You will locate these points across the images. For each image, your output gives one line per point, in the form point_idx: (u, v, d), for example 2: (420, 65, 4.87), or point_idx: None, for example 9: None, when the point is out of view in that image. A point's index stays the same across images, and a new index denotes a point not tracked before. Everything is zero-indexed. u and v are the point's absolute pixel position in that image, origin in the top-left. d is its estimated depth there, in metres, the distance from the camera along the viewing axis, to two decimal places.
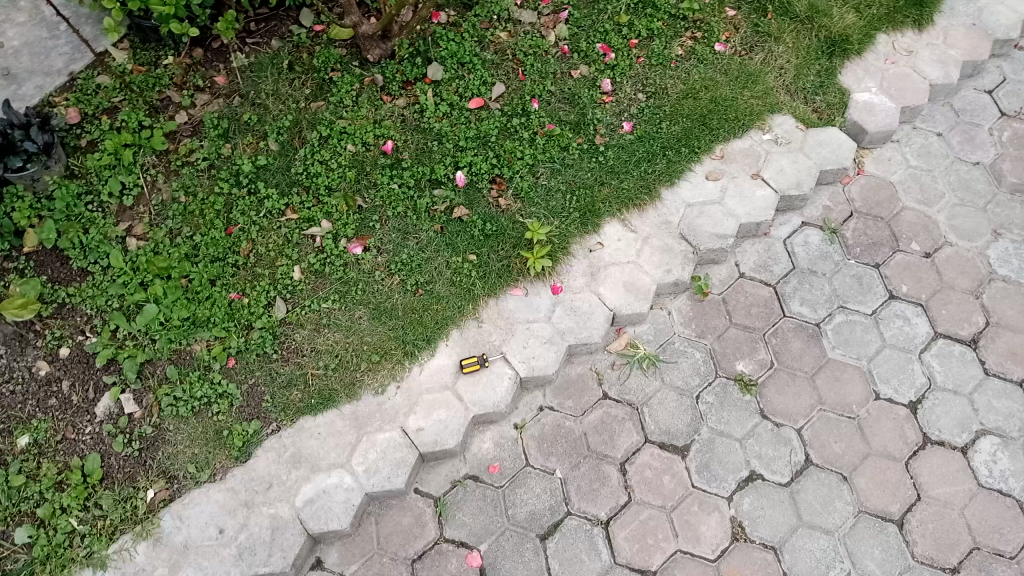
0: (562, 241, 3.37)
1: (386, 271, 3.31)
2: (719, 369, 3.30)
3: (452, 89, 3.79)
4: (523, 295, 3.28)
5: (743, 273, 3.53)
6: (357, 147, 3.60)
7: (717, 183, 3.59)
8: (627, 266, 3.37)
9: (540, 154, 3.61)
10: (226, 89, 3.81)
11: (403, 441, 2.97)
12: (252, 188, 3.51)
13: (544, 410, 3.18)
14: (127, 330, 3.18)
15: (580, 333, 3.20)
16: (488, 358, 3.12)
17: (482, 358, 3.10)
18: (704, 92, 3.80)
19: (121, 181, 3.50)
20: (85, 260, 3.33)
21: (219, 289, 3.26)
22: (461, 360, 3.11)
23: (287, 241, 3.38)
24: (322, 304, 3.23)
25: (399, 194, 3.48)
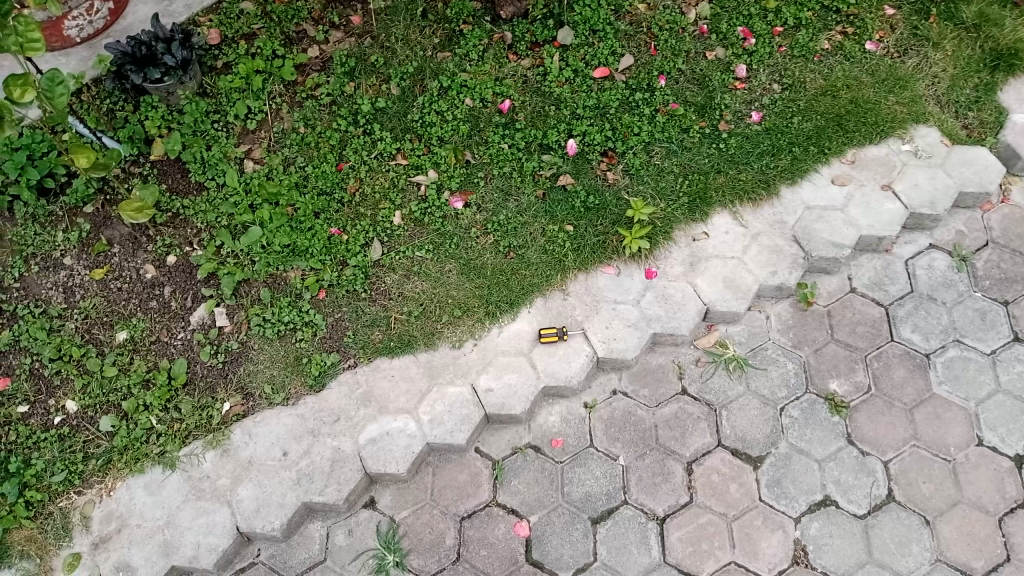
0: (665, 225, 3.25)
1: (482, 230, 3.29)
2: (810, 384, 3.12)
3: (579, 56, 3.71)
4: (615, 274, 3.19)
5: (855, 288, 3.30)
6: (474, 102, 3.58)
7: (843, 189, 3.37)
8: (729, 261, 3.22)
9: (657, 133, 3.49)
10: (359, 29, 3.84)
11: (470, 399, 2.96)
12: (367, 128, 3.55)
13: (617, 394, 3.10)
14: (230, 248, 3.32)
15: (667, 322, 3.09)
16: (567, 331, 3.06)
17: (560, 331, 3.03)
18: (844, 91, 3.57)
19: (248, 106, 3.62)
20: (203, 175, 3.47)
21: (321, 221, 3.33)
22: (540, 330, 3.06)
23: (393, 185, 3.41)
24: (416, 252, 3.26)
25: (508, 154, 3.45)
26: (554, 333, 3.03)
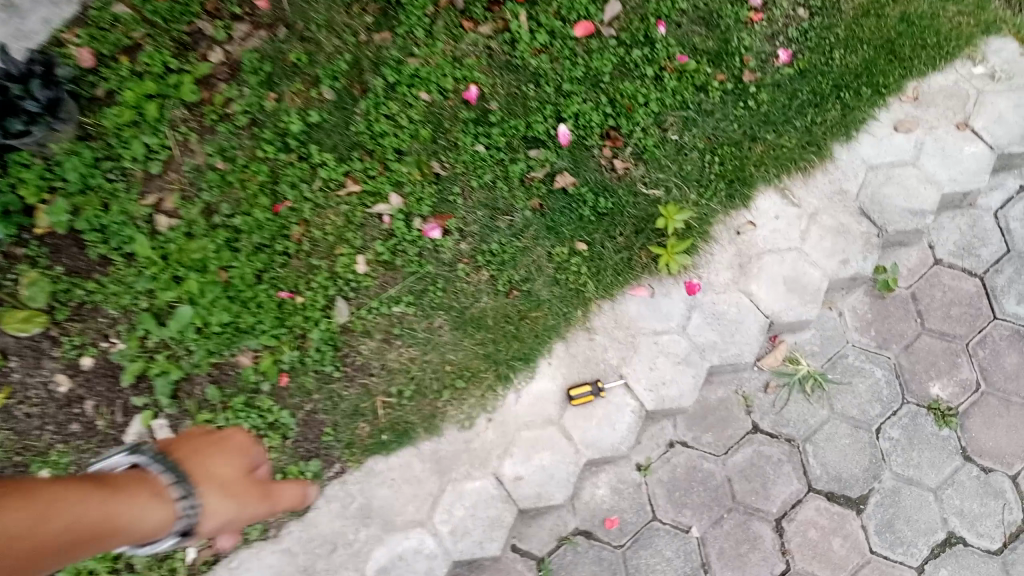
0: (701, 225, 2.55)
1: (470, 262, 2.57)
2: (907, 393, 2.51)
3: (552, 11, 2.85)
4: (648, 296, 2.53)
5: (939, 258, 2.66)
6: (432, 96, 2.77)
7: (910, 136, 2.70)
8: (788, 255, 2.56)
9: (669, 99, 2.72)
10: (269, 16, 2.95)
11: (497, 494, 2.34)
12: (303, 151, 2.75)
13: (675, 447, 2.46)
14: (159, 337, 2.60)
15: (725, 350, 2.47)
16: (604, 386, 2.42)
17: (597, 392, 2.40)
18: (892, 7, 2.78)
19: (145, 143, 2.80)
20: (106, 245, 2.69)
21: (266, 286, 2.62)
22: (570, 388, 2.42)
23: (349, 222, 2.65)
24: (394, 308, 2.54)
25: (486, 156, 2.68)
26: (589, 397, 2.40)
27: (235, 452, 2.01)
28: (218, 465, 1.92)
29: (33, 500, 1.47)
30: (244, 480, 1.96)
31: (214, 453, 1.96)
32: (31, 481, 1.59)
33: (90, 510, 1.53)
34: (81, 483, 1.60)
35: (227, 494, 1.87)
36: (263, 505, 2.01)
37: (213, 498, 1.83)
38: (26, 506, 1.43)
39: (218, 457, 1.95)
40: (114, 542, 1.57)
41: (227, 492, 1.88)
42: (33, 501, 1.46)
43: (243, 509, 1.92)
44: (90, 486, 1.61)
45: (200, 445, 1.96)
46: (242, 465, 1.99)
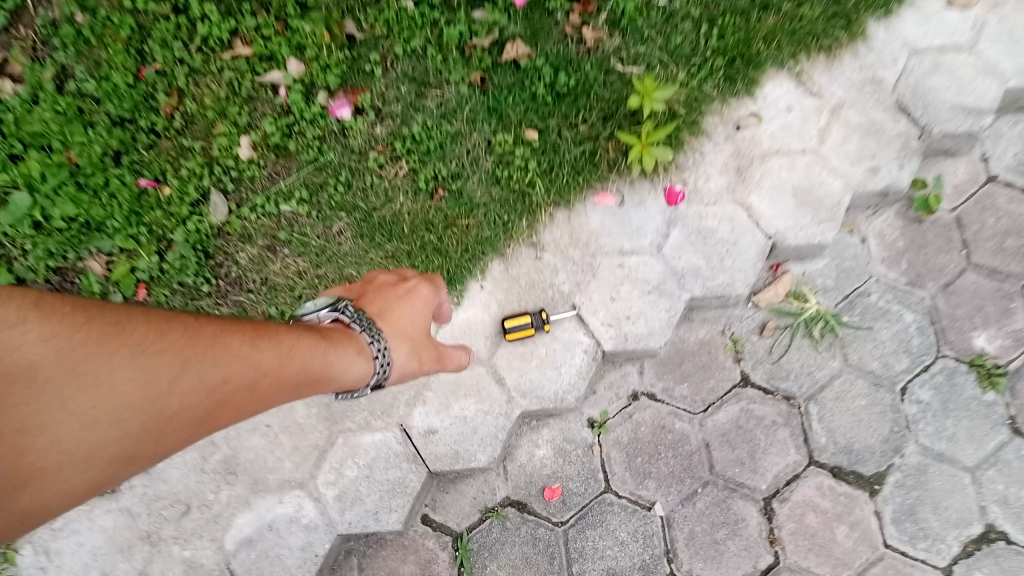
0: (687, 111, 1.96)
1: (386, 150, 1.98)
2: (942, 343, 1.94)
3: None
4: (616, 206, 1.94)
5: (995, 175, 2.06)
6: None
7: (967, 14, 2.07)
8: (801, 159, 1.96)
9: None
10: None
11: (401, 452, 1.79)
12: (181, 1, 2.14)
13: (641, 401, 1.90)
14: None
15: (711, 278, 1.90)
16: (549, 318, 1.83)
17: (540, 325, 1.81)
18: None
19: None
20: None
21: (122, 171, 2.02)
22: (504, 318, 1.83)
23: (234, 93, 2.06)
24: (285, 207, 1.97)
25: (414, 16, 2.04)
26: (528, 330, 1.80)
27: (409, 310, 1.59)
28: (384, 308, 1.56)
29: (218, 344, 1.25)
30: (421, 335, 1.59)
31: (394, 301, 1.60)
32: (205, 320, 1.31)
33: (299, 368, 1.31)
34: (238, 331, 1.30)
35: (415, 352, 1.56)
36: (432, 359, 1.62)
37: (405, 353, 1.54)
38: (271, 342, 1.31)
39: (396, 304, 1.60)
40: (319, 390, 1.38)
41: (413, 347, 1.56)
42: (273, 334, 1.34)
43: (419, 368, 1.59)
44: (245, 332, 1.32)
45: (387, 299, 1.59)
46: (425, 316, 1.63)
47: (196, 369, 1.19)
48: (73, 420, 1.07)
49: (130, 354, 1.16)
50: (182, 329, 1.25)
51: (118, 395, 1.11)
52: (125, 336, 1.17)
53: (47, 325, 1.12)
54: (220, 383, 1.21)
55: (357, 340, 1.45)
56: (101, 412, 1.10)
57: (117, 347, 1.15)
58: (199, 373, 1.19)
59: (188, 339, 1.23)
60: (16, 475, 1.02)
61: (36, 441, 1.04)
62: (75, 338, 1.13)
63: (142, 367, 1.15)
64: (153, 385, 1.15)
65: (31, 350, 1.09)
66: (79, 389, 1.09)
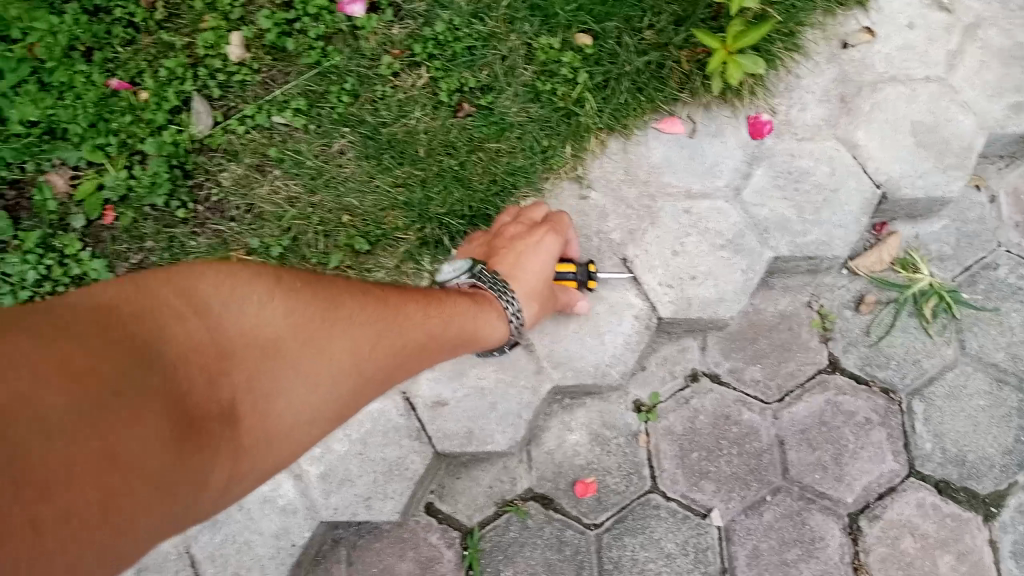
0: (786, 22, 1.54)
1: (403, 55, 1.62)
2: None
3: None
4: (685, 136, 1.57)
5: None
6: None
7: None
8: (923, 89, 1.55)
9: None
10: None
11: (403, 426, 1.46)
12: None
13: (700, 382, 1.54)
14: None
15: (800, 234, 1.51)
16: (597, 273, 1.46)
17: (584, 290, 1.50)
18: None
19: None
20: None
21: (91, 67, 1.67)
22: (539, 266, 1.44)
23: None
24: (277, 117, 1.62)
25: None
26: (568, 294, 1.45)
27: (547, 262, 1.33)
28: (516, 268, 1.31)
29: (404, 304, 1.10)
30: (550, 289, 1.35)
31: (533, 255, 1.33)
32: (365, 286, 1.09)
33: (472, 326, 1.19)
34: (405, 294, 1.13)
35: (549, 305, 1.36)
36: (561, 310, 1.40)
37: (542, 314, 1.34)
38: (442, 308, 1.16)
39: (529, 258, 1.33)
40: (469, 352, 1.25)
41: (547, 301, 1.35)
42: (442, 300, 1.18)
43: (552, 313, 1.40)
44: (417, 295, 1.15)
45: (518, 255, 1.33)
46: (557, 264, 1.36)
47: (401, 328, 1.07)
48: (299, 400, 0.92)
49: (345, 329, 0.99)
50: (380, 293, 1.09)
51: (345, 367, 0.97)
52: (337, 303, 1.01)
53: (280, 297, 0.94)
54: (419, 342, 1.09)
55: (492, 302, 1.26)
56: (330, 381, 0.96)
57: (330, 314, 0.99)
58: (401, 334, 1.05)
59: (384, 301, 1.08)
60: (265, 447, 0.88)
61: (273, 416, 0.89)
62: (294, 311, 0.95)
63: (354, 335, 0.99)
64: (369, 350, 1.00)
65: (263, 322, 0.91)
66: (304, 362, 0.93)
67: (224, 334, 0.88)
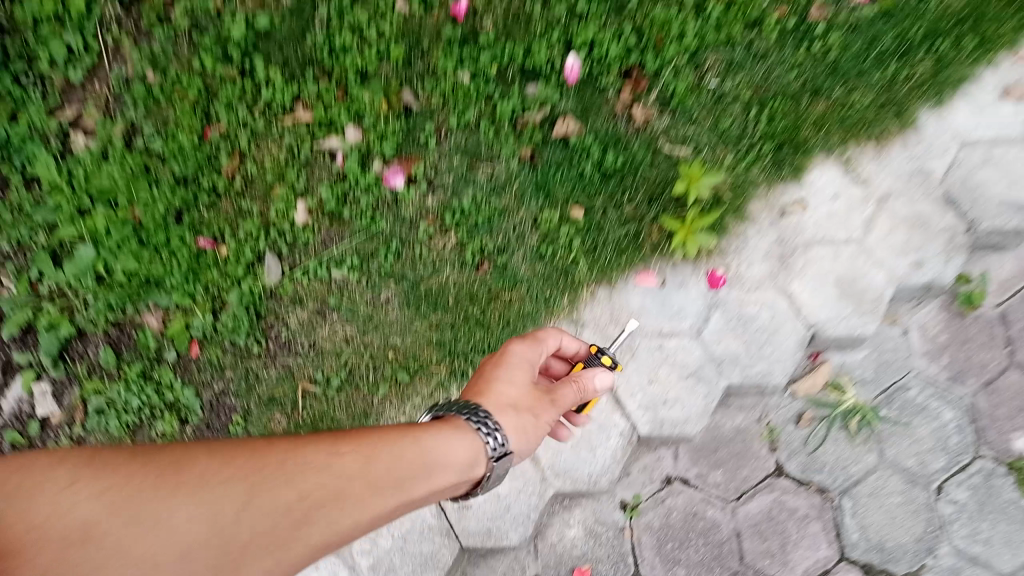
0: (733, 197, 1.98)
1: (436, 221, 2.07)
2: (981, 443, 1.94)
3: None
4: (657, 287, 1.98)
5: None
6: (410, 8, 2.17)
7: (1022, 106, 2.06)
8: (844, 250, 1.98)
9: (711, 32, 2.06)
10: None
11: (435, 525, 1.88)
12: (246, 64, 2.22)
13: (673, 485, 1.91)
14: (53, 280, 2.14)
15: (748, 367, 1.93)
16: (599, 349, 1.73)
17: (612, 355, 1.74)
18: None
19: (66, 43, 2.30)
20: (9, 164, 2.24)
21: (183, 229, 2.13)
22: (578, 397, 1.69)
23: (292, 158, 2.15)
24: (335, 271, 2.08)
25: (470, 89, 2.11)
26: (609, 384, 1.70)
27: (511, 374, 1.51)
28: (484, 387, 1.49)
29: (306, 453, 1.22)
30: (533, 397, 1.49)
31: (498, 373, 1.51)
32: (259, 447, 1.23)
33: (390, 462, 1.26)
34: (307, 446, 1.25)
35: (538, 412, 1.47)
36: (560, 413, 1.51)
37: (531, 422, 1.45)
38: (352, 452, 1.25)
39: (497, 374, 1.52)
40: (431, 481, 1.28)
41: (520, 407, 1.45)
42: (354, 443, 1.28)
43: (538, 419, 1.46)
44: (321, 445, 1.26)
45: (486, 377, 1.52)
46: (527, 373, 1.53)
47: (257, 502, 1.13)
48: (144, 566, 1.06)
49: (167, 501, 1.11)
50: (258, 453, 1.21)
51: (166, 533, 1.08)
52: (191, 471, 1.16)
53: (85, 483, 1.12)
54: (291, 507, 1.14)
55: (456, 421, 1.38)
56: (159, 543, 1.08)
57: (180, 483, 1.13)
58: (264, 500, 1.13)
59: (282, 454, 1.22)
60: None
61: None
62: (154, 474, 1.15)
63: (211, 500, 1.12)
64: (216, 525, 1.10)
65: (69, 510, 1.09)
66: (155, 522, 1.09)
67: (30, 524, 1.08)
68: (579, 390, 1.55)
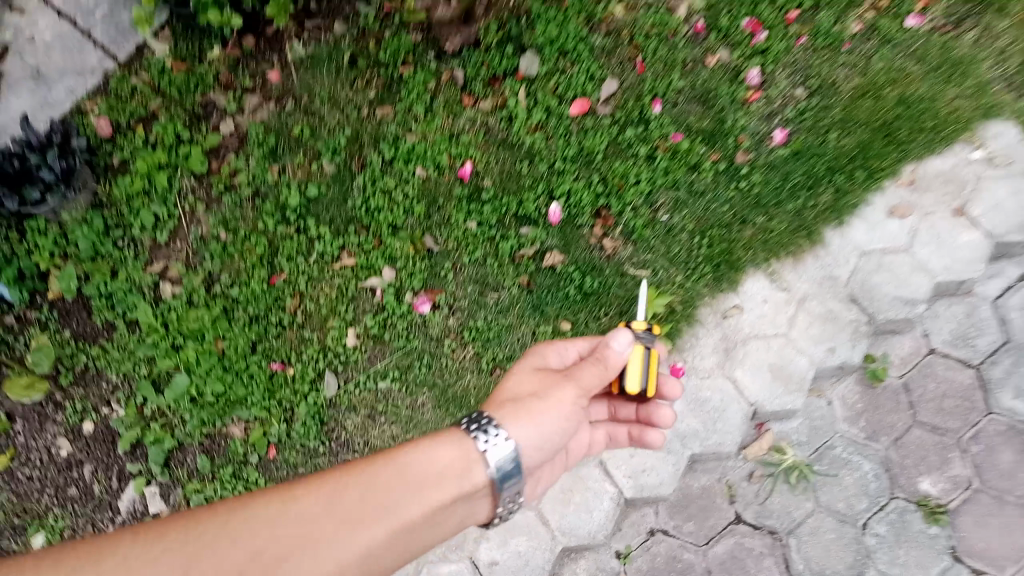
0: (684, 308, 2.57)
1: (456, 338, 2.68)
2: (895, 487, 2.47)
3: (550, 88, 2.90)
4: None
5: (934, 348, 2.59)
6: (428, 172, 2.86)
7: (904, 222, 2.66)
8: (774, 341, 2.56)
9: (659, 178, 2.73)
10: (278, 88, 3.10)
11: None
12: (301, 223, 2.87)
13: (656, 535, 2.45)
14: (155, 404, 2.72)
15: (706, 438, 2.48)
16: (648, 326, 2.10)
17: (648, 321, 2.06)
18: (889, 89, 2.77)
19: (154, 212, 2.96)
20: (112, 312, 2.83)
21: (259, 357, 2.71)
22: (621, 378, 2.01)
23: (342, 294, 2.77)
24: (380, 383, 2.67)
25: (478, 234, 2.76)
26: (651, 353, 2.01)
27: (518, 385, 1.97)
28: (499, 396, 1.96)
29: (256, 510, 1.52)
30: (539, 388, 1.92)
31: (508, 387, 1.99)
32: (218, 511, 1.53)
33: (344, 500, 1.56)
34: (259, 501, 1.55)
35: (547, 393, 1.87)
36: (572, 388, 1.91)
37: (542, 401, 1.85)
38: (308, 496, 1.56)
39: (510, 388, 1.99)
40: (392, 506, 1.58)
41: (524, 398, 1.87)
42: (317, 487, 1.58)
43: (541, 398, 1.87)
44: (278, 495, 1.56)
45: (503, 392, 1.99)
46: (531, 382, 1.98)
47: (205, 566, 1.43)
48: None
49: None
50: (205, 521, 1.51)
51: None
52: (123, 552, 1.45)
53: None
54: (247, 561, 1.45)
55: (442, 440, 1.72)
56: None
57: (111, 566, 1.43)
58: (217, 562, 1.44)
59: (229, 514, 1.52)
60: None
61: None
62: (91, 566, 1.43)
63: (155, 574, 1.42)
64: None
65: None
66: None
67: None
68: (593, 369, 1.94)
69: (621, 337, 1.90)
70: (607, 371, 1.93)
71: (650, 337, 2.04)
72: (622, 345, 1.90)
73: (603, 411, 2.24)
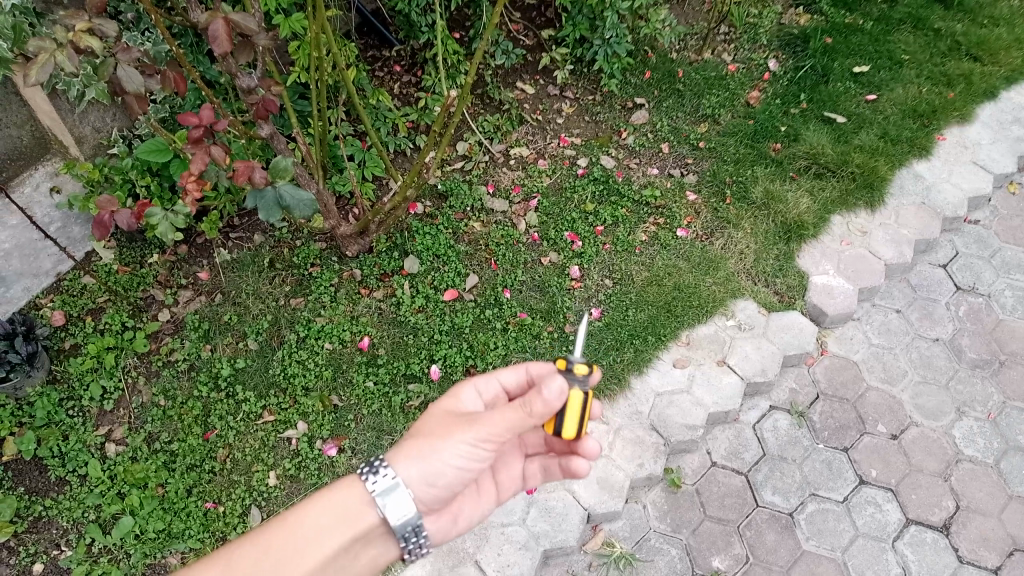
0: None
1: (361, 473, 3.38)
2: (695, 566, 3.29)
3: (428, 281, 3.90)
4: None
5: (715, 461, 3.59)
6: (334, 345, 3.70)
7: (684, 370, 3.71)
8: (600, 460, 3.44)
9: (511, 344, 3.69)
10: (208, 285, 3.92)
11: None
12: (229, 390, 3.59)
13: None
14: (102, 544, 3.20)
15: (554, 536, 3.23)
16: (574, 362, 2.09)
17: (585, 369, 2.06)
18: (667, 279, 3.95)
19: (102, 385, 3.57)
20: (63, 469, 3.36)
21: (195, 498, 3.30)
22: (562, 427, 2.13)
23: (264, 444, 3.45)
24: None
25: (375, 390, 3.57)
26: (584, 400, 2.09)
27: (431, 423, 2.25)
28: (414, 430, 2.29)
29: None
30: (440, 432, 2.16)
31: (426, 424, 2.27)
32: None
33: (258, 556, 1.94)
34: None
35: (451, 432, 2.13)
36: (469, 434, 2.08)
37: (443, 441, 2.12)
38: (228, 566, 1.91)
39: (423, 423, 2.29)
40: (303, 551, 1.96)
41: (427, 438, 2.16)
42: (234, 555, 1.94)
43: (438, 443, 2.12)
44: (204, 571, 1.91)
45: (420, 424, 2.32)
46: (438, 420, 2.25)
47: None
48: None
49: None
50: None
51: None
52: None
53: None
54: None
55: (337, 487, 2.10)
56: None
57: None
58: None
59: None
60: None
61: None
62: None
63: None
64: None
65: None
66: None
67: None
68: (506, 420, 2.02)
69: (548, 388, 1.91)
70: (519, 423, 2.00)
71: (583, 382, 2.07)
72: (552, 394, 1.91)
73: (538, 444, 2.62)
